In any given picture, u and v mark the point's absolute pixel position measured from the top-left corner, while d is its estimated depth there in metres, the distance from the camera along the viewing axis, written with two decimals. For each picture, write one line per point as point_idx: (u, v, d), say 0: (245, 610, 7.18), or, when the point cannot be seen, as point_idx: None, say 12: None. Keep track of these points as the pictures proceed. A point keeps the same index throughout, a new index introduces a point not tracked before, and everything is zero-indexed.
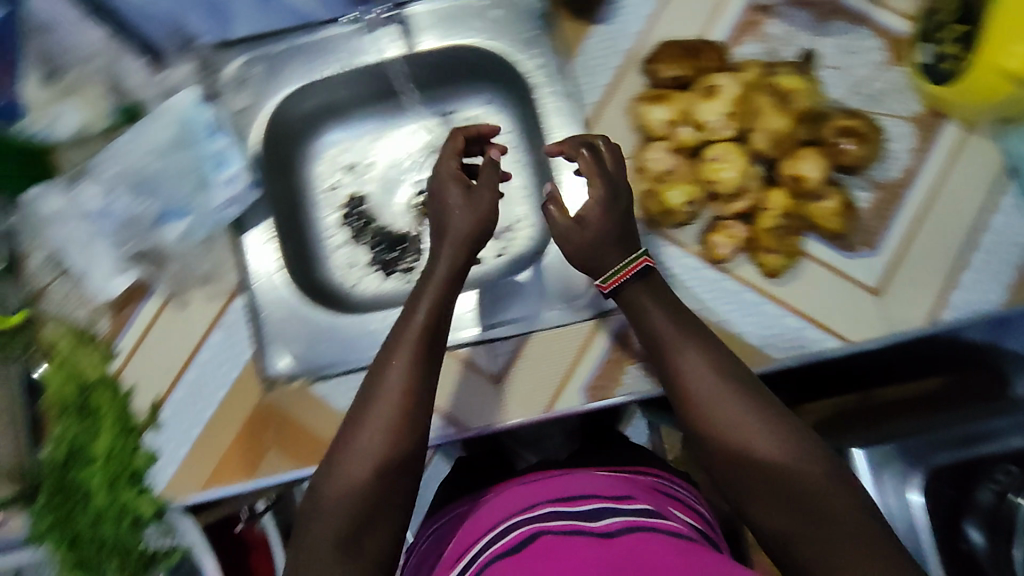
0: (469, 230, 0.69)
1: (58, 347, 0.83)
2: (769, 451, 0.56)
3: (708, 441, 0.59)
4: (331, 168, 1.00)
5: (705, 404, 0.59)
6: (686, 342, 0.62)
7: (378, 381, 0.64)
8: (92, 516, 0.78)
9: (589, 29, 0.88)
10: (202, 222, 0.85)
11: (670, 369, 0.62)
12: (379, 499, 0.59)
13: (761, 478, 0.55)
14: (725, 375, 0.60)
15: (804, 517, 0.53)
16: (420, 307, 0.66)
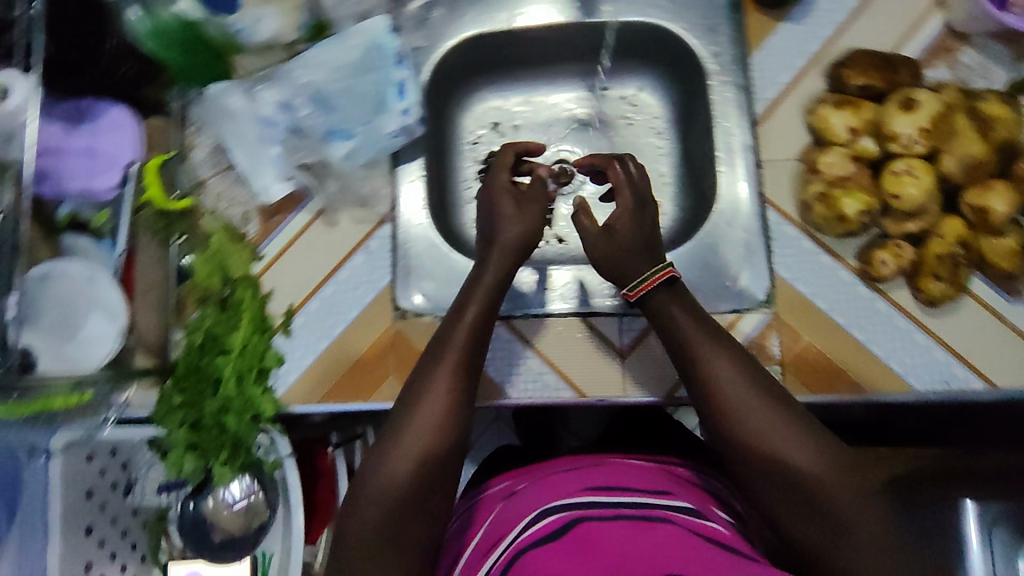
0: (516, 234, 0.75)
1: (213, 238, 0.84)
2: (798, 464, 0.56)
3: (733, 450, 0.59)
4: (478, 123, 1.01)
5: (732, 412, 0.59)
6: (715, 352, 0.63)
7: (429, 378, 0.65)
8: (217, 404, 0.79)
9: (775, 25, 0.86)
10: (370, 143, 0.86)
11: (699, 377, 0.62)
12: (425, 493, 0.60)
13: (790, 488, 0.56)
14: (751, 383, 0.61)
15: (831, 530, 0.54)
16: (471, 305, 0.70)
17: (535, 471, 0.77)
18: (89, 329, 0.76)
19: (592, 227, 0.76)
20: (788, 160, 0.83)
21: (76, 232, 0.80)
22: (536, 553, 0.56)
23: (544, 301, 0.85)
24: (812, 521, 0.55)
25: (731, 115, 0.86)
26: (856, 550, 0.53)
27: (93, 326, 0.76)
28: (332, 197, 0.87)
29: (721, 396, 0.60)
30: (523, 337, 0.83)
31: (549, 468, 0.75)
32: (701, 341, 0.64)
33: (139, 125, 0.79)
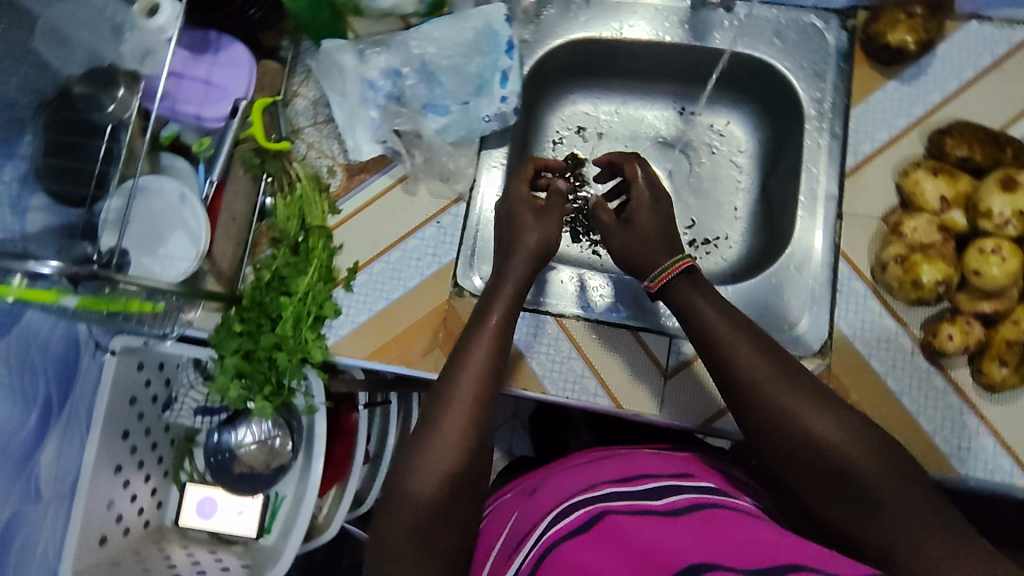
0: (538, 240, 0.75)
1: (298, 184, 0.88)
2: (819, 437, 0.58)
3: (756, 430, 0.61)
4: (565, 126, 1.05)
5: (749, 391, 0.61)
6: (733, 331, 0.64)
7: (452, 387, 0.66)
8: (272, 341, 0.82)
9: (884, 81, 0.86)
10: (462, 123, 0.88)
11: (717, 358, 0.64)
12: (451, 504, 0.62)
13: (822, 471, 0.57)
14: (774, 369, 0.61)
15: (859, 500, 0.55)
16: (494, 310, 0.70)
17: (553, 468, 0.78)
18: (170, 243, 0.82)
19: (611, 223, 0.78)
20: (870, 219, 0.82)
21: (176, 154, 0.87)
22: (569, 548, 0.57)
23: (601, 306, 0.87)
24: (841, 494, 0.56)
25: (821, 163, 0.86)
26: (884, 517, 0.54)
27: (175, 241, 0.82)
28: (416, 167, 0.89)
29: (738, 377, 0.62)
30: (572, 339, 0.84)
31: (568, 466, 0.76)
32: (720, 322, 0.65)
33: (254, 66, 0.86)
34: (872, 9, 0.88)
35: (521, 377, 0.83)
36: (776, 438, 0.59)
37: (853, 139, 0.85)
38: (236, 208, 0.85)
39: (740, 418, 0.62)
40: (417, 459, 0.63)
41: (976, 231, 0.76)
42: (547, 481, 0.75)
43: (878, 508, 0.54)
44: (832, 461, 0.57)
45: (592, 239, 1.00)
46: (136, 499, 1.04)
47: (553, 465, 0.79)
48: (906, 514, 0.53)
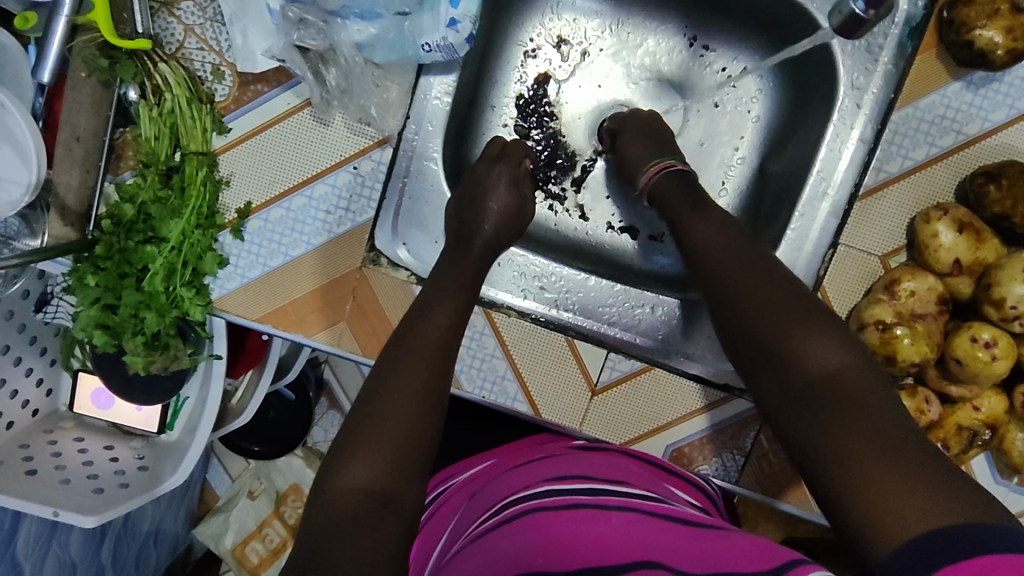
0: (478, 235, 0.71)
1: (168, 93, 0.66)
2: (806, 358, 0.53)
3: (734, 342, 0.58)
4: (545, 34, 0.83)
5: (738, 306, 0.58)
6: (726, 253, 0.61)
7: (412, 330, 0.65)
8: (136, 299, 0.69)
9: (943, 79, 0.66)
10: (394, 43, 0.66)
11: (712, 267, 0.61)
12: (403, 468, 0.58)
13: (791, 385, 0.53)
14: (752, 271, 0.59)
15: (827, 422, 0.49)
16: (440, 304, 0.66)
17: (505, 463, 0.76)
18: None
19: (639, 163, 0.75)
20: (869, 256, 0.69)
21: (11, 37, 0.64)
22: (499, 544, 0.57)
23: (540, 300, 0.76)
24: (807, 421, 0.51)
25: (836, 173, 0.70)
26: (843, 434, 0.47)
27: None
28: (331, 94, 0.68)
29: (736, 289, 0.59)
30: (499, 337, 0.74)
31: (516, 464, 0.74)
32: (721, 241, 0.62)
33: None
34: None
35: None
36: (753, 357, 0.56)
37: (882, 153, 0.68)
38: (80, 123, 0.65)
39: (728, 339, 0.59)
40: (387, 390, 0.60)
41: (978, 310, 0.66)
42: (491, 482, 0.73)
43: (849, 432, 0.48)
44: (808, 381, 0.52)
45: (546, 191, 0.84)
46: (19, 394, 0.94)
47: (505, 457, 0.78)
48: (875, 435, 0.47)
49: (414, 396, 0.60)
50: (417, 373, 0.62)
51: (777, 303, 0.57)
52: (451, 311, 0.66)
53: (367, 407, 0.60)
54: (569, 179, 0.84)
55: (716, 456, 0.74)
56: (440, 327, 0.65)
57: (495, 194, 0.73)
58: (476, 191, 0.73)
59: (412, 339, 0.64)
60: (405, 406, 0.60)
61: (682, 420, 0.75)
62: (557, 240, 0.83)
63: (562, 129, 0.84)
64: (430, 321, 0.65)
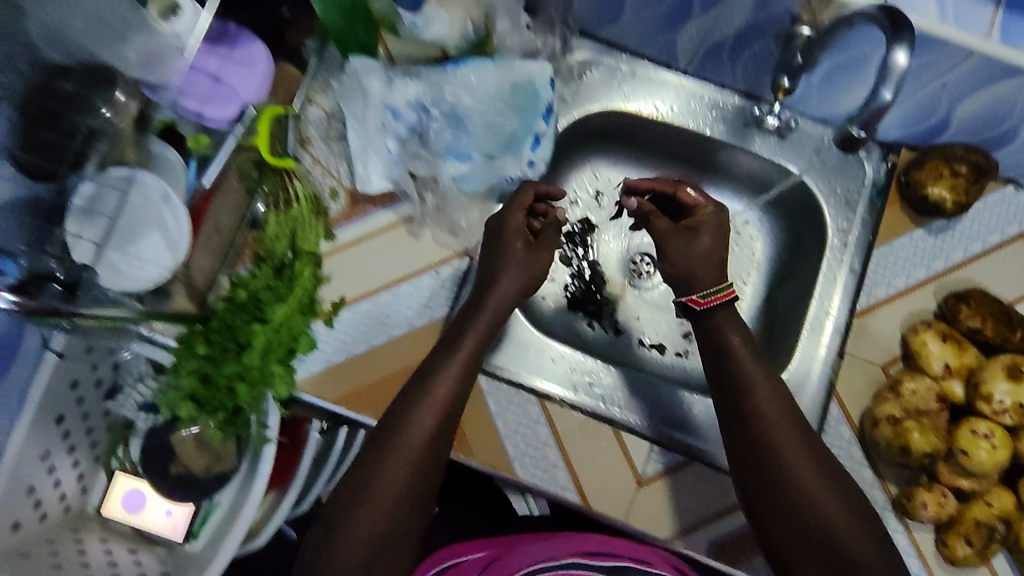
0: (513, 284, 0.77)
1: (296, 203, 0.81)
2: (807, 495, 0.64)
3: (743, 457, 0.67)
4: (587, 187, 1.01)
5: (765, 438, 0.66)
6: (767, 386, 0.69)
7: (432, 383, 0.70)
8: (236, 368, 0.77)
9: (910, 227, 0.84)
10: (483, 176, 0.85)
11: (744, 389, 0.69)
12: (399, 522, 0.66)
13: (787, 514, 0.64)
14: (779, 404, 0.68)
15: (800, 550, 0.63)
16: (444, 373, 0.71)
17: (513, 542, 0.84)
18: (121, 240, 0.69)
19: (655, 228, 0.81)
20: (870, 364, 0.82)
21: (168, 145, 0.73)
22: None
23: (590, 395, 0.84)
24: (792, 542, 0.64)
25: (833, 297, 0.84)
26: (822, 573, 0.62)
27: (127, 235, 0.69)
28: (427, 211, 0.84)
29: (756, 416, 0.67)
30: (552, 426, 0.81)
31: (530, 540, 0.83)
32: (752, 364, 0.70)
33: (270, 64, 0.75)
34: (917, 150, 0.86)
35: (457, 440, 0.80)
36: (756, 476, 0.66)
37: (870, 281, 0.84)
38: (221, 219, 0.79)
39: (735, 453, 0.69)
40: (387, 451, 0.67)
41: (973, 409, 0.76)
42: (508, 551, 0.81)
43: (828, 550, 0.62)
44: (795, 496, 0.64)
45: (584, 310, 0.98)
46: (59, 484, 0.95)
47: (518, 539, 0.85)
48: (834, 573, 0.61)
49: (414, 458, 0.67)
50: (418, 432, 0.67)
51: (795, 435, 0.67)
52: (457, 372, 0.71)
53: (374, 465, 0.66)
54: (603, 302, 0.99)
55: (755, 555, 0.78)
56: (453, 384, 0.71)
57: (533, 254, 0.79)
58: (507, 239, 0.79)
59: (422, 398, 0.69)
60: (402, 469, 0.66)
61: (725, 517, 0.79)
62: (594, 350, 0.95)
63: (598, 261, 1.00)
64: (444, 372, 0.71)
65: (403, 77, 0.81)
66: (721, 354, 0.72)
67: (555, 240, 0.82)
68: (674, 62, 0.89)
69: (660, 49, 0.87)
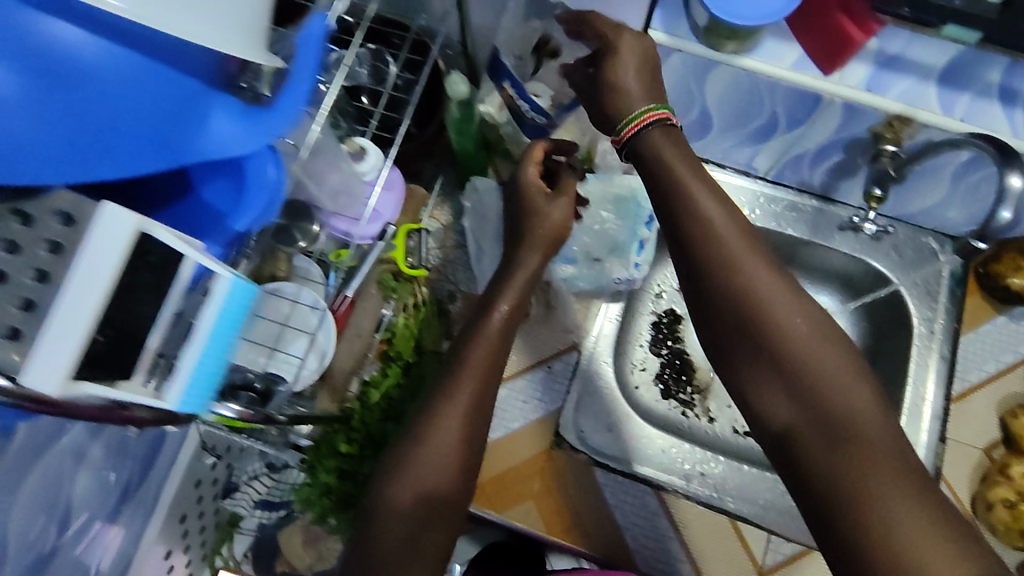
0: (552, 239, 0.78)
1: (423, 308, 0.89)
2: (778, 335, 0.53)
3: (743, 349, 0.55)
4: (670, 281, 1.08)
5: (767, 328, 0.53)
6: (773, 274, 0.55)
7: (455, 391, 0.64)
8: (375, 465, 0.83)
9: (991, 313, 0.91)
10: (592, 277, 0.90)
11: (731, 263, 0.55)
12: (416, 538, 0.59)
13: (809, 411, 0.51)
14: (793, 292, 0.55)
15: (823, 450, 0.49)
16: (464, 388, 0.64)
17: None
18: (290, 345, 0.73)
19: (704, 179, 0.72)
20: (972, 447, 0.86)
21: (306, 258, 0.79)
22: None
23: (704, 485, 0.86)
24: (815, 445, 0.50)
25: (926, 382, 0.88)
26: (839, 464, 0.48)
27: (296, 339, 0.74)
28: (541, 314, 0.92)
29: (700, 241, 0.56)
30: (670, 517, 0.85)
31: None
32: (744, 236, 0.56)
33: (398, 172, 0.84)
34: None
35: (575, 531, 0.84)
36: (762, 362, 0.54)
37: (963, 366, 0.89)
38: (362, 325, 0.85)
39: (761, 362, 0.54)
40: (401, 466, 0.61)
41: None
42: None
43: (827, 418, 0.50)
44: (773, 428, 0.53)
45: (677, 398, 1.02)
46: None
47: None
48: (862, 454, 0.48)
49: (436, 467, 0.61)
50: (437, 439, 0.62)
51: (829, 351, 0.53)
52: (475, 384, 0.65)
53: (390, 480, 0.61)
54: (694, 390, 1.03)
55: None
56: (472, 392, 0.65)
57: (554, 209, 0.78)
58: (527, 199, 0.79)
59: (444, 403, 0.63)
60: (427, 484, 0.61)
61: None
62: (692, 435, 1.00)
63: (686, 350, 1.05)
64: (461, 383, 0.65)
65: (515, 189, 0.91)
66: (708, 242, 0.56)
67: (567, 180, 0.81)
68: (754, 169, 0.98)
69: (741, 159, 0.97)
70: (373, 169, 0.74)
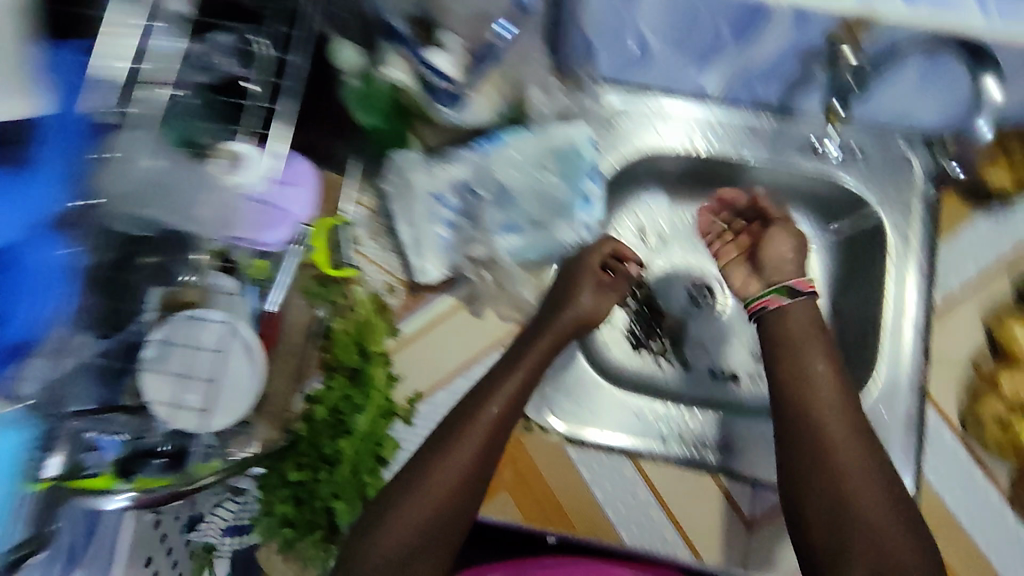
0: (589, 318, 0.80)
1: (360, 307, 0.80)
2: (848, 460, 0.66)
3: (797, 436, 0.68)
4: (631, 226, 0.99)
5: (825, 439, 0.67)
6: (836, 388, 0.69)
7: (480, 409, 0.70)
8: (331, 487, 0.75)
9: (968, 214, 0.85)
10: (540, 245, 0.84)
11: (795, 372, 0.70)
12: (432, 537, 0.64)
13: (832, 500, 0.65)
14: (842, 392, 0.69)
15: (833, 516, 0.64)
16: (494, 403, 0.70)
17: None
18: (187, 394, 0.61)
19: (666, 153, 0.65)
20: (957, 362, 0.82)
21: (222, 271, 0.67)
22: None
23: (684, 447, 0.82)
24: (835, 525, 0.64)
25: (908, 302, 0.83)
26: (857, 542, 0.63)
27: (194, 389, 0.61)
28: (485, 292, 0.84)
29: (786, 349, 0.71)
30: (651, 485, 0.80)
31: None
32: (803, 323, 0.72)
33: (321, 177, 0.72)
34: None
35: (559, 516, 0.80)
36: (808, 458, 0.67)
37: (942, 279, 0.83)
38: (289, 342, 0.76)
39: (806, 454, 0.67)
40: (425, 474, 0.66)
41: None
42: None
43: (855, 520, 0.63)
44: (839, 542, 0.64)
45: (649, 351, 0.96)
46: None
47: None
48: (870, 544, 0.62)
49: (460, 474, 0.66)
50: (466, 448, 0.67)
51: (862, 462, 0.66)
52: (506, 402, 0.71)
53: (411, 480, 0.65)
54: (667, 340, 0.97)
55: None
56: (496, 415, 0.70)
57: (601, 295, 0.81)
58: (570, 280, 0.81)
59: (475, 419, 0.69)
60: (447, 483, 0.65)
61: None
62: (666, 391, 0.94)
63: (655, 299, 0.98)
64: (491, 398, 0.71)
65: (444, 162, 0.81)
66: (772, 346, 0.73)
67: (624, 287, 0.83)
68: (702, 92, 0.88)
69: (688, 82, 0.86)
70: (255, 176, 0.63)
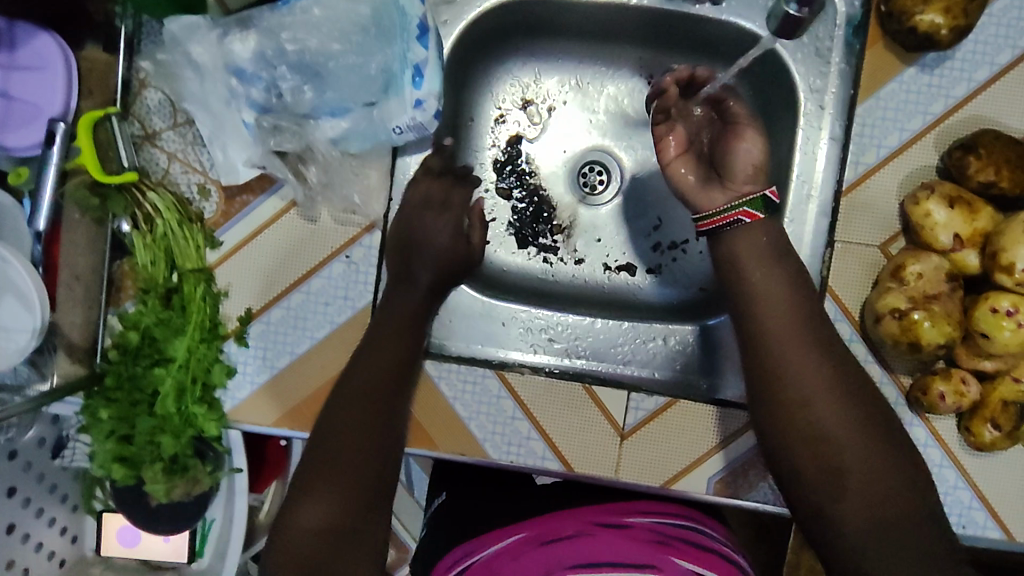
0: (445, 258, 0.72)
1: (159, 219, 0.67)
2: (815, 399, 0.57)
3: (759, 384, 0.60)
4: (511, 99, 0.84)
5: (802, 379, 0.58)
6: (787, 299, 0.62)
7: (371, 346, 0.67)
8: (152, 424, 0.69)
9: (897, 66, 0.68)
10: (366, 132, 0.69)
11: (754, 297, 0.62)
12: (355, 492, 0.59)
13: (820, 455, 0.55)
14: (805, 319, 0.61)
15: (836, 474, 0.55)
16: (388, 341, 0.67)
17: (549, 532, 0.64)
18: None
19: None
20: (867, 247, 0.70)
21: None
22: None
23: (551, 353, 0.76)
24: (833, 480, 0.55)
25: (815, 174, 0.70)
26: (854, 499, 0.54)
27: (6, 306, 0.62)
28: (314, 190, 0.71)
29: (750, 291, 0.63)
30: (516, 397, 0.73)
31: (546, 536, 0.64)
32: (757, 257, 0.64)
33: (69, 61, 0.62)
34: None
35: (417, 436, 0.73)
36: (785, 406, 0.57)
37: (856, 147, 0.69)
38: (78, 262, 0.67)
39: (775, 401, 0.58)
40: (336, 417, 0.62)
41: (991, 280, 0.65)
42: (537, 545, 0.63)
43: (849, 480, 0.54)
44: (844, 509, 0.54)
45: (536, 245, 0.84)
46: (43, 545, 0.87)
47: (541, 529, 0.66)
48: (879, 499, 0.53)
49: (368, 415, 0.62)
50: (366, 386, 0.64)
51: (844, 404, 0.57)
52: (401, 335, 0.67)
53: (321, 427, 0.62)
54: (556, 230, 0.85)
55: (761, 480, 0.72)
56: (394, 362, 0.66)
57: (459, 238, 0.74)
58: (416, 215, 0.72)
59: (378, 352, 0.66)
60: (357, 425, 0.61)
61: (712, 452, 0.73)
62: (558, 291, 0.83)
63: (542, 184, 0.85)
64: (387, 334, 0.67)
65: (238, 28, 0.65)
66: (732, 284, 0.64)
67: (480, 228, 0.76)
68: None
69: None
70: None
